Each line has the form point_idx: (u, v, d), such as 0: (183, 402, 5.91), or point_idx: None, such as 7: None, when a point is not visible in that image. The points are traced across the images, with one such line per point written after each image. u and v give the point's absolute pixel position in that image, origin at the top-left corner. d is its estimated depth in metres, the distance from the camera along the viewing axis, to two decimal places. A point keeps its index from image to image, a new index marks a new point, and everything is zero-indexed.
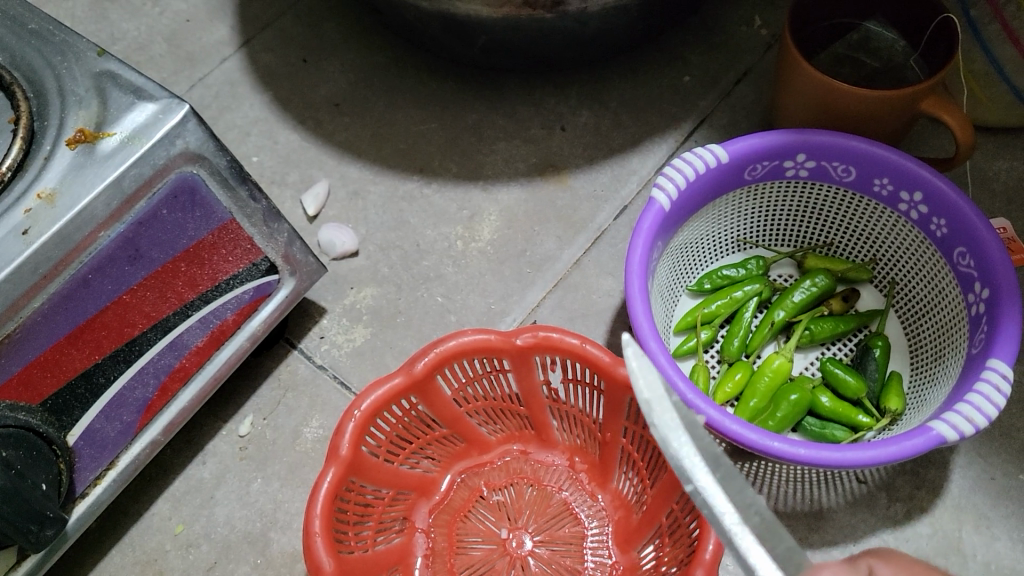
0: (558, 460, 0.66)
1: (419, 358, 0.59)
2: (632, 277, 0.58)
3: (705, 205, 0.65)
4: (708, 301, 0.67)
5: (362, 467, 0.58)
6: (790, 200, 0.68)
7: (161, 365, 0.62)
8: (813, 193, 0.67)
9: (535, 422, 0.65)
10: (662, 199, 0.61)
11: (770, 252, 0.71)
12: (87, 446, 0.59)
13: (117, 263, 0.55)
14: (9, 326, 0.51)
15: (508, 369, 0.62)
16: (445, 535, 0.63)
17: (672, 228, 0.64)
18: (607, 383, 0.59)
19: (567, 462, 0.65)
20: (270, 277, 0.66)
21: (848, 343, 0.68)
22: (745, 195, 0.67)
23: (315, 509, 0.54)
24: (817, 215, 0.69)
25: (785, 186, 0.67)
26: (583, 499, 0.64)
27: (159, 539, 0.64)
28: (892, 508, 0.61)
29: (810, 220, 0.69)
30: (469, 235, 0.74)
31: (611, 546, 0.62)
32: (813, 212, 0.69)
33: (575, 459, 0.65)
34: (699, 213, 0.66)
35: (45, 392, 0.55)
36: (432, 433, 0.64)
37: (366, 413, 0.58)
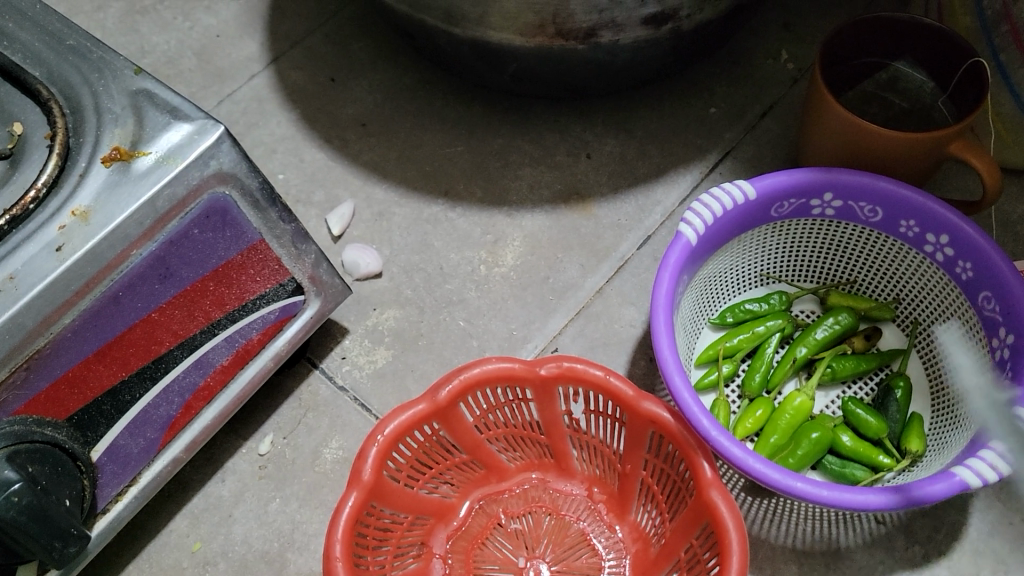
0: (576, 490, 0.66)
1: (444, 385, 0.59)
2: (659, 310, 0.58)
3: (731, 240, 0.66)
4: (730, 335, 0.67)
5: (382, 492, 0.59)
6: (815, 237, 0.68)
7: (186, 383, 0.62)
8: (838, 232, 0.67)
9: (555, 450, 0.65)
10: (689, 233, 0.62)
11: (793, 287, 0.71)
12: (110, 463, 0.60)
13: (148, 281, 0.56)
14: (39, 343, 0.52)
15: (530, 398, 0.63)
16: (461, 562, 0.63)
17: (698, 261, 0.64)
18: (630, 417, 0.60)
19: (585, 493, 0.65)
20: (296, 298, 0.66)
21: (870, 381, 0.68)
22: (770, 231, 0.67)
23: (335, 535, 0.55)
24: (842, 253, 0.69)
25: (811, 224, 0.67)
26: (601, 530, 0.64)
27: (176, 556, 0.64)
28: (910, 550, 0.61)
29: (834, 257, 0.69)
30: (493, 260, 0.74)
31: None
32: (838, 250, 0.69)
33: (593, 490, 0.65)
34: (724, 247, 0.66)
35: (72, 408, 0.55)
36: (452, 458, 0.64)
37: (389, 438, 0.58)
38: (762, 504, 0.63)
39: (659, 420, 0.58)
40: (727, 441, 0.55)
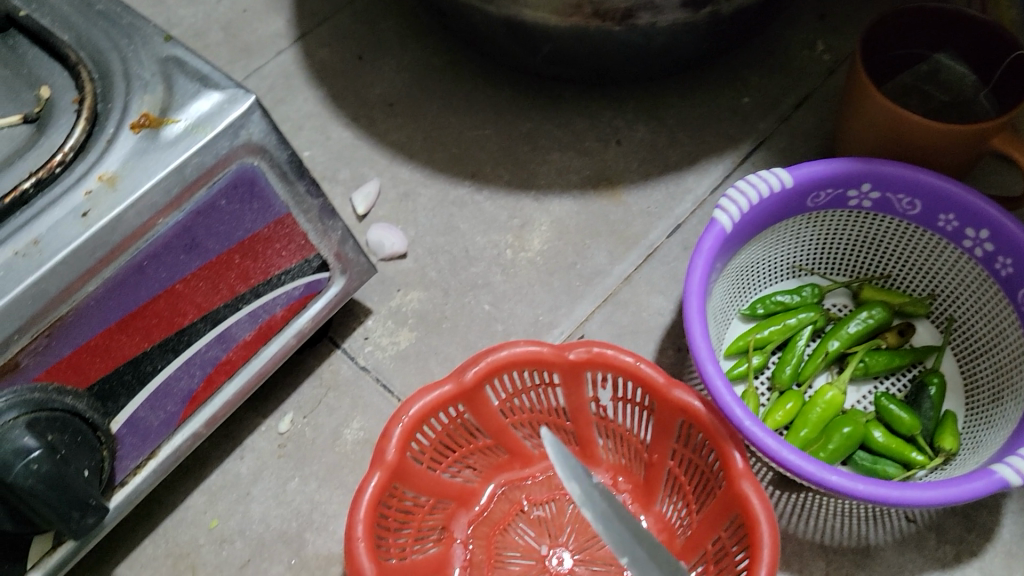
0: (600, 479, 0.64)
1: (470, 367, 0.58)
2: (691, 298, 0.57)
3: (765, 230, 0.65)
4: (761, 327, 0.65)
5: (406, 473, 0.58)
6: (850, 230, 0.67)
7: (208, 356, 0.61)
8: (874, 225, 0.66)
9: (580, 438, 0.64)
10: (724, 220, 0.60)
11: (825, 280, 0.70)
12: (130, 434, 0.59)
13: (173, 251, 0.54)
14: (61, 310, 0.50)
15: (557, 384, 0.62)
16: (482, 548, 0.62)
17: (731, 249, 0.63)
18: (659, 405, 0.59)
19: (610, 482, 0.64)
20: (321, 275, 0.65)
21: (902, 377, 0.66)
22: (805, 222, 0.66)
23: (357, 515, 0.53)
24: (876, 247, 0.68)
25: (847, 215, 0.66)
26: None
27: (193, 533, 0.63)
28: (941, 550, 0.60)
29: (869, 250, 0.68)
30: (520, 244, 0.73)
31: None
32: (873, 243, 0.68)
33: (618, 480, 0.64)
34: (758, 237, 0.65)
35: (93, 377, 0.54)
36: (475, 443, 0.63)
37: (414, 419, 0.57)
38: (791, 498, 0.62)
39: (689, 409, 0.57)
40: (761, 431, 0.53)
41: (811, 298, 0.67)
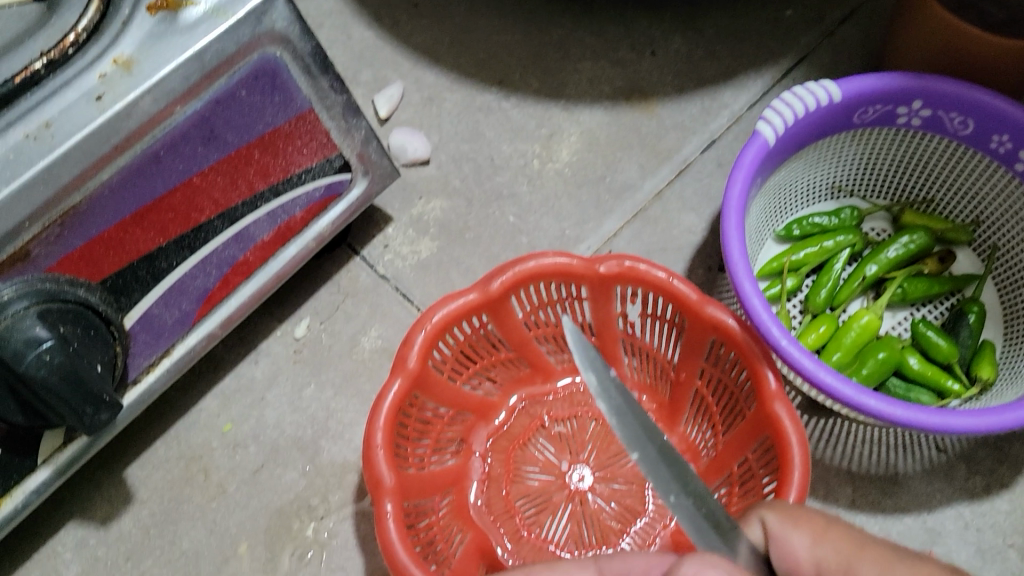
0: None
1: (497, 276, 0.56)
2: (731, 212, 0.54)
3: (807, 146, 0.62)
4: (797, 249, 0.63)
5: (427, 383, 0.56)
6: (894, 150, 0.64)
7: (225, 256, 0.59)
8: (921, 145, 0.63)
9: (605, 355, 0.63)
10: (768, 133, 0.57)
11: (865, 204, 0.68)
12: (144, 331, 0.57)
13: (191, 142, 0.52)
14: (74, 199, 0.48)
15: (584, 298, 0.59)
16: (501, 462, 0.61)
17: (772, 165, 0.60)
18: (691, 321, 0.56)
19: None
20: (343, 176, 0.63)
21: (941, 305, 0.65)
22: (850, 140, 0.63)
23: (376, 422, 0.52)
24: (921, 171, 0.65)
25: (893, 133, 0.63)
26: None
27: (207, 436, 0.63)
28: (970, 481, 0.59)
29: (913, 172, 0.65)
30: (547, 155, 0.70)
31: None
32: (918, 165, 0.65)
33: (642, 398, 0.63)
34: (799, 153, 0.62)
35: (106, 271, 0.52)
36: (497, 355, 0.62)
37: (437, 327, 0.55)
38: (819, 424, 0.61)
39: (722, 327, 0.54)
40: (798, 351, 0.51)
41: (850, 221, 0.65)
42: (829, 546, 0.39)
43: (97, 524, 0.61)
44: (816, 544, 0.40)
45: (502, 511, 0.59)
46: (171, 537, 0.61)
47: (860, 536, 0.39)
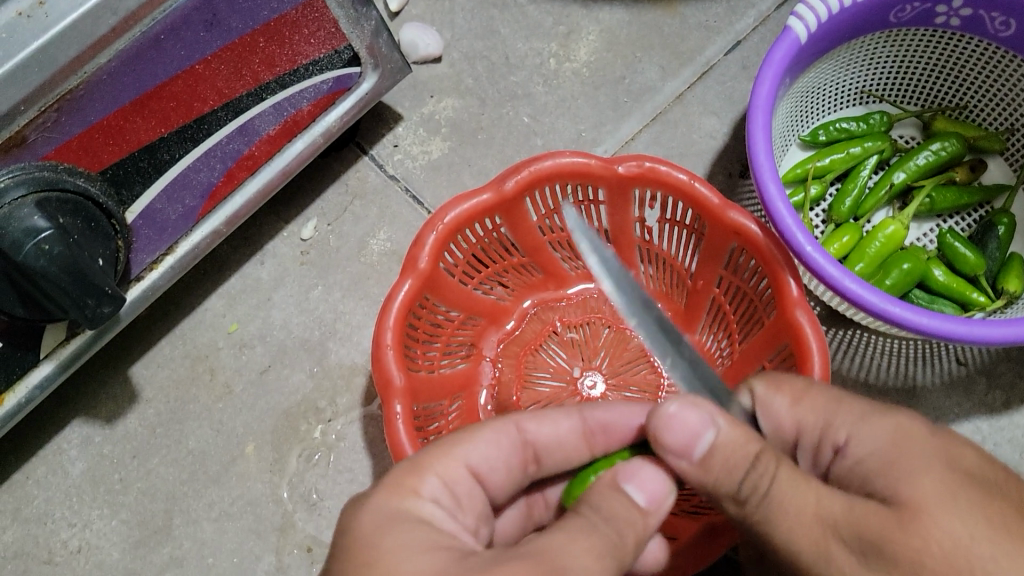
0: None
1: (512, 175, 0.53)
2: (758, 112, 0.51)
3: (840, 46, 0.59)
4: (823, 155, 0.61)
5: (437, 285, 0.54)
6: (930, 52, 0.61)
7: (229, 150, 0.57)
8: (958, 47, 0.60)
9: (622, 261, 0.61)
10: (800, 29, 0.54)
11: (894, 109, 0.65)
12: (146, 227, 0.55)
13: (192, 27, 0.48)
14: (72, 83, 0.45)
15: (601, 201, 0.57)
16: (512, 367, 0.60)
17: (802, 65, 0.57)
18: (710, 227, 0.54)
19: None
20: (352, 69, 0.60)
21: (969, 217, 0.63)
22: (883, 40, 0.60)
23: (386, 324, 0.50)
24: (956, 76, 0.62)
25: (928, 34, 0.60)
26: None
27: (212, 335, 0.62)
28: (990, 396, 0.58)
29: (947, 77, 0.62)
30: (564, 54, 0.68)
31: None
32: (954, 69, 0.62)
33: (657, 305, 0.62)
34: (830, 53, 0.59)
35: (106, 161, 0.50)
36: (509, 260, 0.60)
37: (450, 227, 0.53)
38: (836, 336, 0.59)
39: (744, 233, 0.52)
40: (823, 258, 0.49)
41: (878, 127, 0.63)
42: (809, 406, 0.40)
43: (103, 422, 0.61)
44: (796, 406, 0.40)
45: (512, 417, 0.59)
46: (177, 437, 0.60)
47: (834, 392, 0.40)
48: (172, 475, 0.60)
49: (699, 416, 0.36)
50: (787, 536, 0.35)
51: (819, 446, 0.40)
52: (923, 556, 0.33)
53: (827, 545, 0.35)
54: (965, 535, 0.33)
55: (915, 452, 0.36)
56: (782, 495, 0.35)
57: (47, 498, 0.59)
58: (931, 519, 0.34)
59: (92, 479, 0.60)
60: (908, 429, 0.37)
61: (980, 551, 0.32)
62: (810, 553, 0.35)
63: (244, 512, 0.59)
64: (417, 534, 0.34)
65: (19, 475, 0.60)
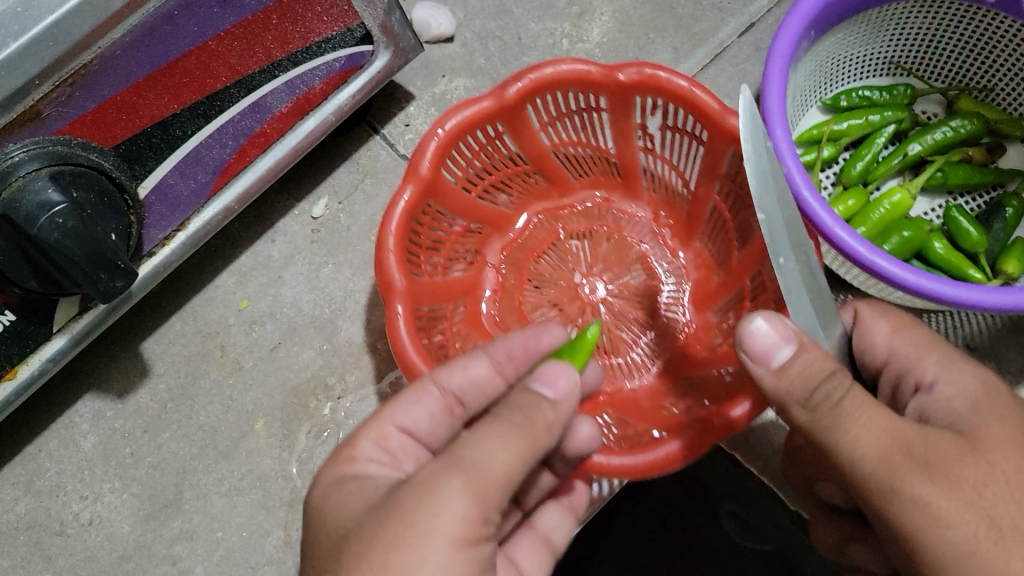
0: (641, 212, 0.65)
1: (512, 82, 0.54)
2: (776, 58, 0.52)
3: (868, 11, 0.58)
4: (841, 118, 0.62)
5: (438, 191, 0.56)
6: (956, 30, 0.60)
7: (242, 126, 0.57)
8: (984, 27, 0.59)
9: (624, 170, 0.64)
10: None
11: (921, 84, 0.65)
12: (159, 203, 0.55)
13: (206, 3, 0.48)
14: (86, 58, 0.45)
15: (603, 109, 0.59)
16: (514, 273, 0.65)
17: (827, 28, 0.57)
18: (710, 134, 0.55)
19: (651, 216, 0.65)
20: (364, 48, 0.60)
21: (979, 198, 0.63)
22: (914, 10, 0.59)
23: (387, 228, 0.52)
24: (984, 55, 0.61)
25: (956, 9, 0.59)
26: (663, 254, 0.65)
27: (223, 312, 0.63)
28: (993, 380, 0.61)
29: (974, 56, 0.61)
30: (577, 34, 0.67)
31: (688, 305, 0.63)
32: (980, 49, 0.61)
33: (659, 214, 0.65)
34: (856, 20, 0.58)
35: (119, 136, 0.50)
36: (515, 169, 0.63)
37: (449, 134, 0.54)
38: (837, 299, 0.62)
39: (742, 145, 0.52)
40: (826, 213, 0.49)
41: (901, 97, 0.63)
42: (906, 337, 0.45)
43: (114, 396, 0.61)
44: (895, 334, 0.45)
45: (515, 321, 0.63)
46: (187, 412, 0.61)
47: (933, 335, 0.45)
48: (182, 450, 0.60)
49: (783, 332, 0.40)
50: (849, 446, 0.38)
51: (901, 379, 0.45)
52: (988, 480, 0.37)
53: (891, 460, 0.37)
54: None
55: (996, 405, 0.40)
56: (853, 408, 0.38)
57: (59, 471, 0.60)
58: (1000, 458, 0.38)
59: (103, 452, 0.60)
60: (995, 391, 0.41)
61: None
62: (873, 465, 0.38)
63: (254, 487, 0.59)
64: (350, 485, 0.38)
65: (30, 448, 0.60)
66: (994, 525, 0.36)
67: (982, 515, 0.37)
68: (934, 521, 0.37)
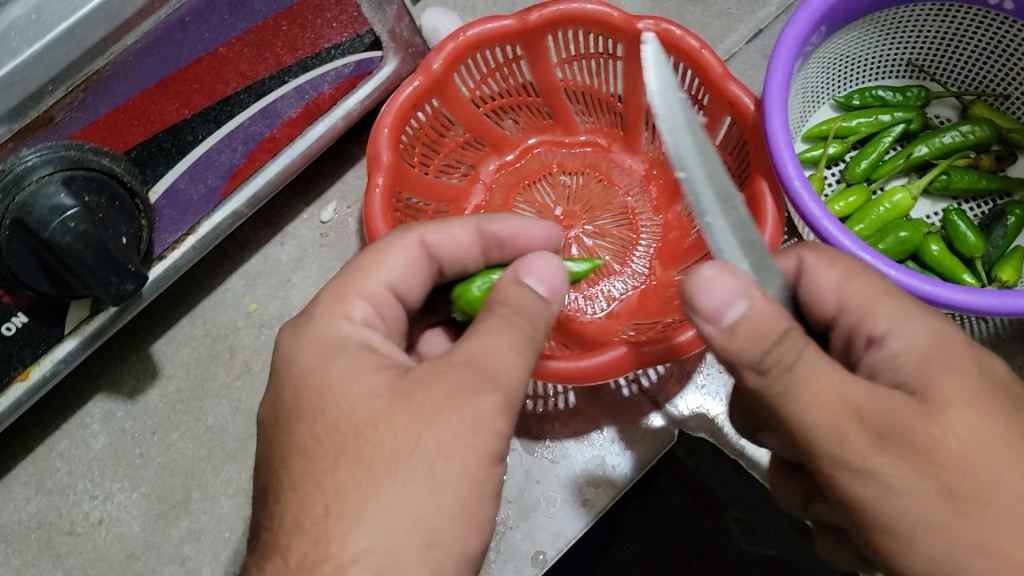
0: (634, 166, 0.68)
1: (536, 8, 0.58)
2: (783, 51, 0.53)
3: (882, 11, 0.58)
4: (850, 116, 0.62)
5: (444, 90, 0.60)
6: (975, 36, 0.60)
7: (251, 132, 0.58)
8: (1003, 37, 0.58)
9: (627, 123, 0.66)
10: None
11: (939, 88, 0.65)
12: (169, 207, 0.56)
13: (217, 10, 0.49)
14: (99, 63, 0.46)
15: (618, 58, 0.61)
16: (501, 195, 0.68)
17: (839, 24, 0.57)
18: (712, 98, 0.58)
19: (642, 171, 0.68)
20: (373, 54, 0.61)
21: (984, 205, 0.63)
22: (932, 12, 0.59)
23: (388, 109, 0.57)
24: (1004, 64, 0.60)
25: (975, 14, 0.58)
26: (645, 211, 0.67)
27: (232, 315, 0.63)
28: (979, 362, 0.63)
29: (994, 64, 0.61)
30: None
31: (657, 262, 0.66)
32: (999, 58, 0.60)
33: (650, 172, 0.67)
34: (868, 19, 0.58)
35: (131, 141, 0.51)
36: (525, 99, 0.66)
37: (468, 43, 0.58)
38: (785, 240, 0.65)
39: (739, 105, 0.56)
40: (808, 196, 0.51)
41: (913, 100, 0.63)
42: (858, 286, 0.43)
43: (125, 397, 0.62)
44: (845, 283, 0.44)
45: None
46: (197, 414, 0.62)
47: (888, 283, 0.43)
48: (191, 451, 0.61)
49: (736, 286, 0.37)
50: (802, 414, 0.37)
51: (855, 333, 0.43)
52: (940, 445, 0.37)
53: (861, 438, 0.37)
54: (985, 432, 0.37)
55: (953, 357, 0.39)
56: (804, 375, 0.37)
57: (70, 471, 0.61)
58: (952, 418, 0.37)
59: (113, 453, 0.61)
60: (950, 340, 0.40)
61: (993, 449, 0.37)
62: (824, 433, 0.37)
63: None
64: (345, 362, 0.39)
65: (42, 447, 0.61)
66: (944, 490, 0.37)
67: (932, 481, 0.37)
68: (886, 492, 0.37)
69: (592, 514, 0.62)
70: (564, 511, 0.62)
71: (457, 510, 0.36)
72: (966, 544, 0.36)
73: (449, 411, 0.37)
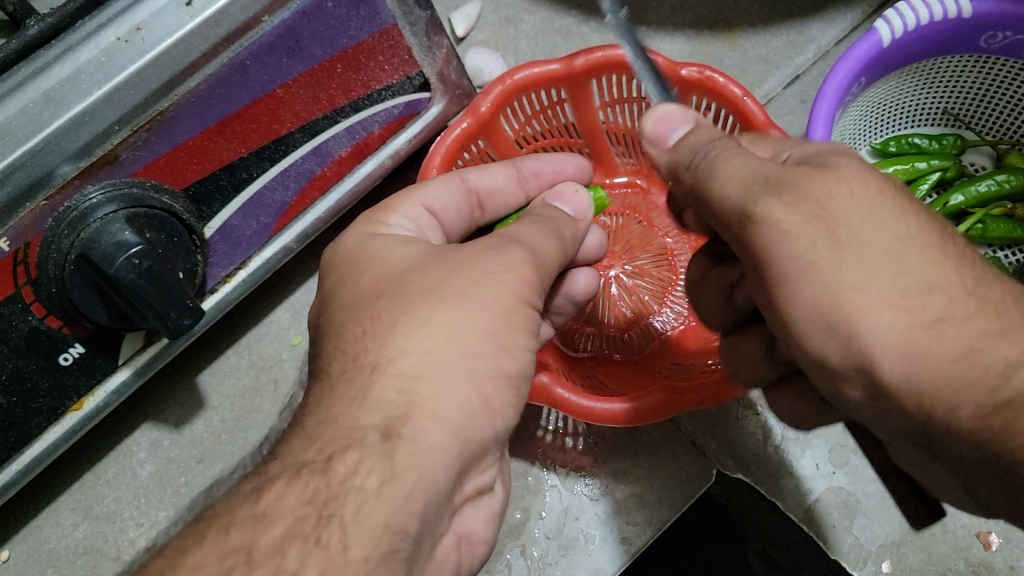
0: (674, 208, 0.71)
1: (582, 53, 0.58)
2: (824, 102, 0.54)
3: (923, 62, 0.60)
4: (888, 163, 0.64)
5: (489, 131, 0.62)
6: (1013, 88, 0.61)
7: (303, 169, 0.59)
8: None
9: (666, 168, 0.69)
10: (884, 33, 0.55)
11: (974, 137, 0.66)
12: (223, 242, 0.57)
13: (277, 53, 0.50)
14: (162, 104, 0.46)
15: None
16: None
17: (880, 72, 0.58)
18: None
19: None
20: (421, 95, 0.62)
21: (1018, 253, 0.65)
22: (970, 64, 0.60)
23: (436, 150, 0.58)
24: None
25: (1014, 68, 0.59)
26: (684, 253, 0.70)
27: (276, 347, 0.65)
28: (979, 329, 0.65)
29: None
30: None
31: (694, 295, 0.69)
32: None
33: None
34: (909, 67, 0.60)
35: (189, 179, 0.51)
36: (568, 140, 0.68)
37: (515, 85, 0.59)
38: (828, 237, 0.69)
39: None
40: None
41: (949, 148, 0.64)
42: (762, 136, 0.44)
43: (171, 426, 0.64)
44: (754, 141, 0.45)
45: None
46: (241, 443, 0.63)
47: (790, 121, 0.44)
48: None
49: (682, 115, 0.45)
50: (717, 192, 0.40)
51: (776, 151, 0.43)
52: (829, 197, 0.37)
53: None
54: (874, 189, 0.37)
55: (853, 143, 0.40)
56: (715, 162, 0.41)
57: (117, 498, 0.63)
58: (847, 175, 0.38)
59: (159, 480, 0.63)
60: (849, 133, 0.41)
61: (880, 204, 0.37)
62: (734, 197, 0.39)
63: None
64: (389, 239, 0.45)
65: (90, 475, 0.63)
66: (833, 239, 0.37)
67: (823, 228, 0.37)
68: (786, 240, 0.37)
69: (631, 552, 0.64)
70: (603, 549, 0.64)
71: (490, 334, 0.39)
72: (850, 281, 0.36)
73: (495, 262, 0.41)
